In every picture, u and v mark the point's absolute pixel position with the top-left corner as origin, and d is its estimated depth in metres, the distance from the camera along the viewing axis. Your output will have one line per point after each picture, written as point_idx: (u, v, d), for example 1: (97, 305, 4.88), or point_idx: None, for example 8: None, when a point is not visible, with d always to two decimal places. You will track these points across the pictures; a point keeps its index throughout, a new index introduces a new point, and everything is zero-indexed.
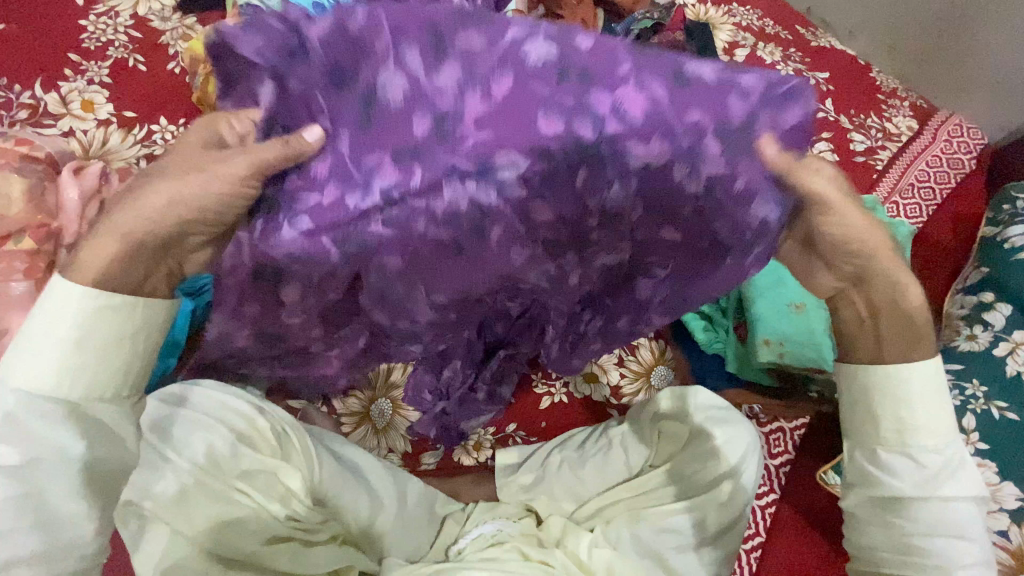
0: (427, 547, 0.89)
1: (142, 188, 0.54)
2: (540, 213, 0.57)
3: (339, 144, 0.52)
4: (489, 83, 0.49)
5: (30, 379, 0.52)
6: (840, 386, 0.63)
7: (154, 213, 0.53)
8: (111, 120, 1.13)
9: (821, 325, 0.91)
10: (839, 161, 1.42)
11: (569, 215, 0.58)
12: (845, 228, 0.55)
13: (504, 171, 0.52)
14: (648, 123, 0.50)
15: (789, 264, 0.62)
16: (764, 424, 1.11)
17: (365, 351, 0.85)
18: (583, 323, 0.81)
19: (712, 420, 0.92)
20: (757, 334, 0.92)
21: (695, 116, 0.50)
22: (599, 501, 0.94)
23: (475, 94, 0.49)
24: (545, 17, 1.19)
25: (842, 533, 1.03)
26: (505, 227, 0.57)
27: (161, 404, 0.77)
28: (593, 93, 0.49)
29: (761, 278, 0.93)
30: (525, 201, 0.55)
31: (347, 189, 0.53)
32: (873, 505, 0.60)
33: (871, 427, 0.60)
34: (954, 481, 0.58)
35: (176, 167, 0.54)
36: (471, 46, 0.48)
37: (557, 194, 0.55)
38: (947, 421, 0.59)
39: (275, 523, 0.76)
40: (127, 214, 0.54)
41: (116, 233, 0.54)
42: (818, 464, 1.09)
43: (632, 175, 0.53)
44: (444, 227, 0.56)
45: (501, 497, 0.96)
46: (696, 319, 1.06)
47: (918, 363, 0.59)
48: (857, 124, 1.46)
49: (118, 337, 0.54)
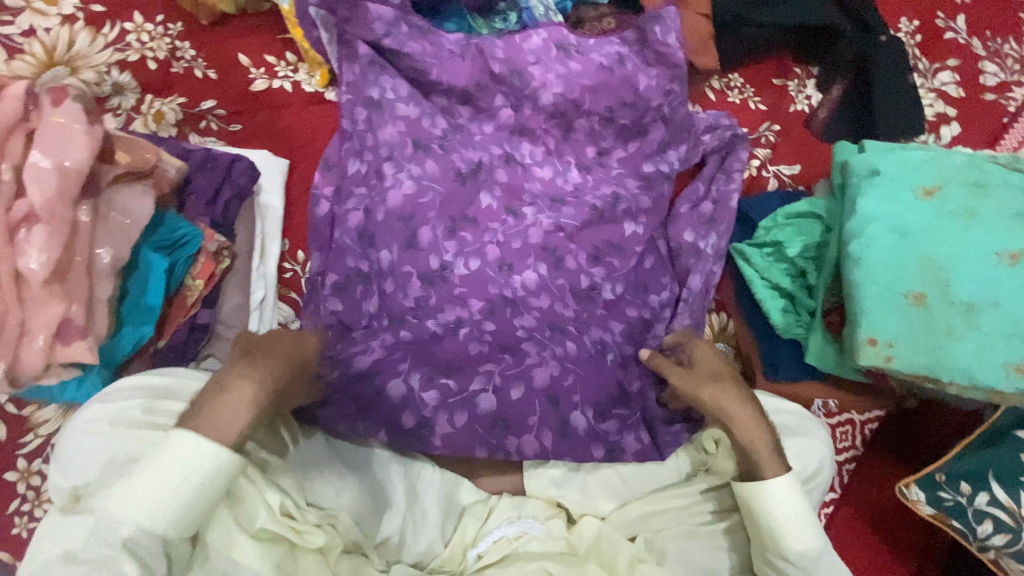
0: (444, 546, 0.78)
1: (240, 382, 0.60)
2: (485, 406, 0.79)
3: (410, 389, 0.78)
4: (452, 412, 0.78)
5: (174, 458, 0.53)
6: (683, 382, 0.77)
7: (269, 392, 0.61)
8: (78, 15, 0.92)
9: (946, 321, 0.73)
10: (965, 99, 1.15)
11: (504, 413, 0.80)
12: (711, 395, 0.75)
13: (513, 392, 0.80)
14: (557, 449, 0.80)
15: (677, 374, 0.78)
16: (832, 416, 0.96)
17: (351, 301, 0.82)
18: (560, 281, 0.87)
19: (783, 429, 0.79)
20: (859, 331, 0.74)
21: (569, 446, 0.80)
22: (642, 507, 0.79)
23: (483, 396, 0.79)
24: (706, 100, 1.06)
25: (907, 541, 0.91)
26: (467, 416, 0.79)
27: (131, 389, 0.64)
28: (509, 437, 0.79)
29: (871, 251, 0.76)
30: (472, 395, 0.79)
31: (407, 412, 0.77)
32: (759, 535, 0.69)
33: (684, 383, 0.77)
34: (798, 437, 0.78)
35: (267, 368, 0.62)
36: (450, 387, 0.79)
37: (510, 425, 0.79)
38: (802, 449, 0.77)
39: (268, 513, 0.64)
40: (274, 371, 0.62)
41: (256, 387, 0.60)
42: (890, 464, 0.94)
43: (546, 427, 0.80)
44: (460, 428, 0.78)
45: (529, 490, 0.82)
46: (774, 296, 0.88)
47: (718, 395, 0.75)
48: (992, 51, 1.17)
49: (181, 489, 0.53)
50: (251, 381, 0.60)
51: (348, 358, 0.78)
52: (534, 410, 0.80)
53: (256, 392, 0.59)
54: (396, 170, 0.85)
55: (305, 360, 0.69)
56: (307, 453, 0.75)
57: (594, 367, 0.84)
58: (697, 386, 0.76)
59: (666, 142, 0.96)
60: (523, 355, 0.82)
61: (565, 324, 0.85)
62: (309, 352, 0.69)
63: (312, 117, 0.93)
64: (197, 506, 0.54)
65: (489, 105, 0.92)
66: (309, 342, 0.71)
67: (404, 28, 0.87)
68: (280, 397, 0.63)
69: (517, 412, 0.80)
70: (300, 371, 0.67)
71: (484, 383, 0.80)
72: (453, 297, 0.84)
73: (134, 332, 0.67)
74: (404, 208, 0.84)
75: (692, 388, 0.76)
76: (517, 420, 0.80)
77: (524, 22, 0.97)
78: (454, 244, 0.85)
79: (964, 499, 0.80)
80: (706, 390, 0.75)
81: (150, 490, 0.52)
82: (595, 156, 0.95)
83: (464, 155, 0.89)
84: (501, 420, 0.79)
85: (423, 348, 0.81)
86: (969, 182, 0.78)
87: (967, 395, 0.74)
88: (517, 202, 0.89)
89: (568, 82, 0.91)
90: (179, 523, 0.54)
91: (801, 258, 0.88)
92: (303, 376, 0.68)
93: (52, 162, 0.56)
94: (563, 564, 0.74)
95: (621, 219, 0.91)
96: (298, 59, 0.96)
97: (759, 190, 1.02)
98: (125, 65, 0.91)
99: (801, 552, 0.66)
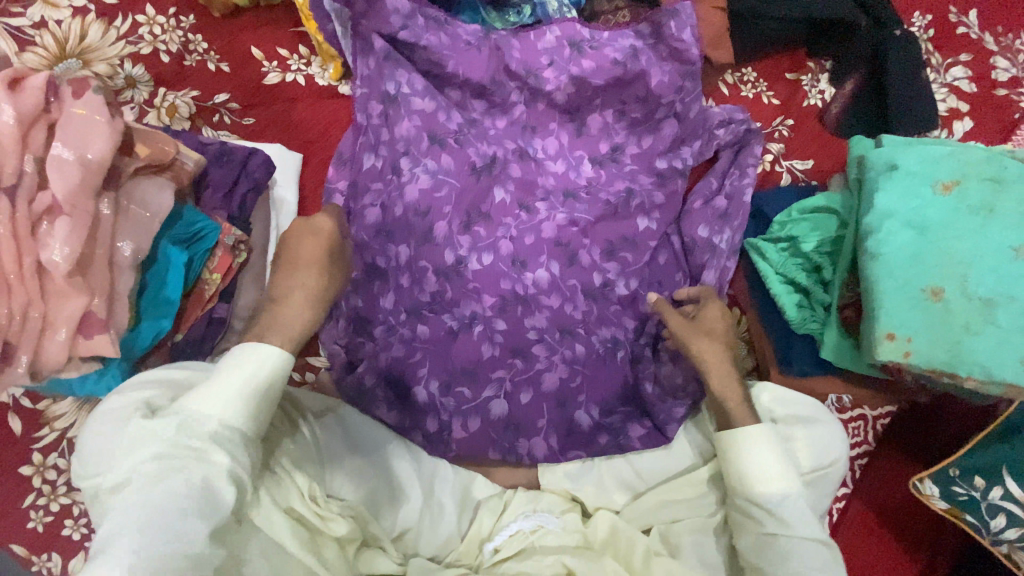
0: (461, 536, 0.77)
1: (287, 295, 0.63)
2: (496, 409, 0.83)
3: (432, 394, 0.82)
4: (465, 417, 0.82)
5: (238, 363, 0.57)
6: (681, 332, 0.79)
7: (316, 292, 0.64)
8: (89, 7, 0.91)
9: (965, 316, 0.73)
10: (977, 94, 1.14)
11: (513, 417, 0.83)
12: (704, 350, 0.77)
13: (522, 398, 0.84)
14: (565, 445, 0.83)
15: (676, 326, 0.79)
16: (844, 411, 0.97)
17: (368, 301, 0.84)
18: (573, 279, 0.88)
19: (794, 419, 0.77)
20: (877, 326, 0.74)
21: (577, 442, 0.84)
22: (655, 500, 0.78)
23: (497, 398, 0.83)
24: (718, 94, 1.06)
25: (922, 534, 0.91)
26: (481, 419, 0.83)
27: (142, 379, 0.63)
28: (521, 439, 0.83)
29: (888, 245, 0.76)
30: (484, 403, 0.83)
31: (431, 416, 0.82)
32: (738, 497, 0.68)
33: (682, 334, 0.78)
34: (810, 425, 0.77)
35: (304, 269, 0.64)
36: (465, 396, 0.83)
37: (518, 428, 0.83)
38: (814, 435, 0.76)
39: (298, 496, 0.65)
40: (312, 274, 0.64)
41: (304, 295, 0.63)
42: (903, 459, 0.94)
43: (551, 433, 0.83)
44: (472, 437, 0.82)
45: (544, 485, 0.83)
46: (789, 292, 0.88)
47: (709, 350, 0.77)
48: (1004, 46, 1.17)
49: (249, 390, 0.56)
50: (296, 288, 0.63)
51: (374, 355, 0.83)
52: (541, 414, 0.84)
53: (307, 299, 0.63)
54: (412, 165, 0.86)
55: (337, 237, 0.68)
56: (322, 442, 0.74)
57: (600, 366, 0.86)
58: (691, 339, 0.78)
59: (679, 139, 0.96)
60: (533, 360, 0.85)
61: (575, 324, 0.87)
62: (336, 228, 0.68)
63: (325, 111, 0.93)
64: (267, 404, 0.58)
65: (502, 99, 0.91)
66: (335, 218, 0.70)
67: (419, 20, 0.86)
68: (327, 289, 0.65)
69: (525, 418, 0.83)
70: (337, 256, 0.68)
71: (497, 390, 0.83)
72: (467, 292, 0.85)
73: (152, 325, 0.67)
74: (420, 203, 0.85)
75: (688, 342, 0.78)
76: (517, 424, 0.83)
77: (534, 17, 0.96)
78: (468, 239, 0.86)
79: (978, 494, 0.80)
80: (701, 345, 0.77)
81: (222, 391, 0.55)
82: (609, 151, 0.94)
83: (478, 150, 0.89)
84: (513, 428, 0.83)
85: (439, 348, 0.83)
86: (987, 177, 0.78)
87: (986, 391, 0.74)
88: (531, 198, 0.90)
89: (582, 77, 0.90)
90: (250, 424, 0.56)
91: (816, 253, 0.88)
92: (341, 259, 0.68)
93: (74, 154, 0.56)
94: (585, 559, 0.70)
95: (634, 214, 0.91)
96: (310, 52, 0.96)
97: (771, 185, 1.02)
98: (138, 57, 0.91)
99: (766, 495, 0.66)
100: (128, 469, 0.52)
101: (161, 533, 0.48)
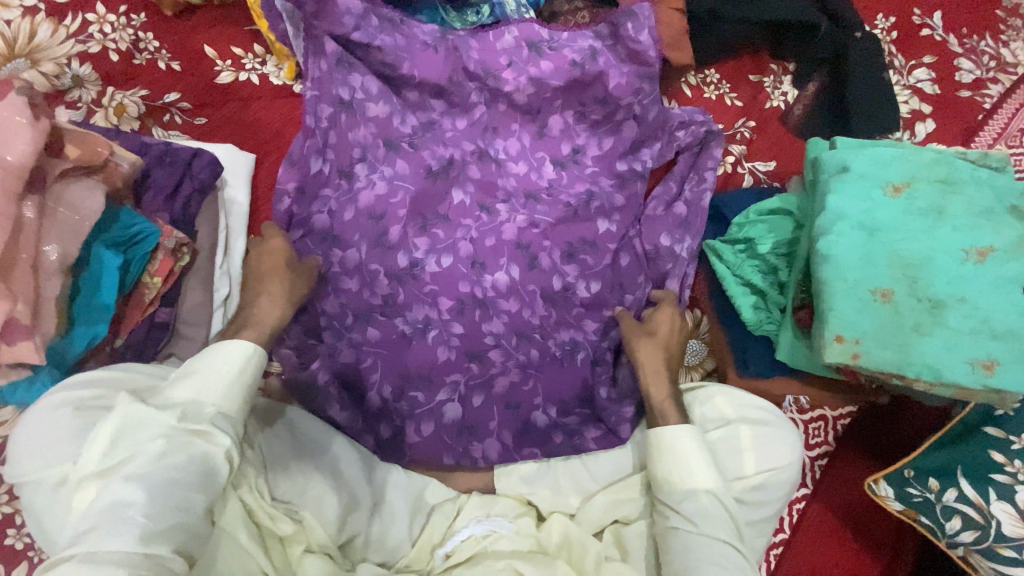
0: (411, 542, 0.77)
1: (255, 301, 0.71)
2: (450, 413, 0.82)
3: (383, 398, 0.82)
4: (420, 421, 0.82)
5: (220, 357, 0.63)
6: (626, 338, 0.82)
7: (282, 297, 0.72)
8: (38, 6, 0.89)
9: (916, 317, 0.73)
10: (940, 96, 1.15)
11: (467, 420, 0.83)
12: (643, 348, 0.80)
13: (475, 400, 0.83)
14: (521, 445, 0.83)
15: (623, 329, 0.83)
16: (805, 412, 0.97)
17: (322, 303, 0.83)
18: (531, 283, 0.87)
19: (749, 420, 0.77)
20: (828, 328, 0.74)
21: (533, 441, 0.83)
22: (610, 501, 0.77)
23: (450, 402, 0.83)
24: (681, 96, 1.06)
25: (878, 534, 0.92)
26: (433, 424, 0.82)
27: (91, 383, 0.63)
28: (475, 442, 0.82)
29: (841, 246, 0.76)
30: (439, 407, 0.82)
31: (383, 421, 0.82)
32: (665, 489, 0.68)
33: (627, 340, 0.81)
34: (766, 426, 0.77)
35: (268, 279, 0.73)
36: (418, 399, 0.82)
37: (473, 432, 0.82)
38: (766, 435, 0.76)
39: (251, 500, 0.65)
40: (275, 283, 0.73)
41: (273, 299, 0.71)
42: (859, 460, 0.95)
43: (506, 433, 0.83)
44: (427, 439, 0.81)
45: (499, 489, 0.82)
46: (745, 294, 0.88)
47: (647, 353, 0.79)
48: (967, 48, 1.18)
49: (230, 380, 0.62)
50: (261, 296, 0.71)
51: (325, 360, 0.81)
52: (492, 415, 0.83)
53: (274, 300, 0.71)
54: (368, 171, 0.86)
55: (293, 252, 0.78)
56: (269, 447, 0.73)
57: (558, 368, 0.85)
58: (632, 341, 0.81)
59: (639, 141, 0.96)
60: (489, 363, 0.84)
61: (532, 328, 0.86)
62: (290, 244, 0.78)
63: (280, 110, 0.92)
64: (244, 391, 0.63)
65: (461, 100, 0.90)
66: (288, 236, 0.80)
67: (373, 21, 0.86)
68: (291, 295, 0.74)
69: (480, 420, 0.83)
70: (297, 268, 0.77)
71: (451, 394, 0.83)
72: (422, 296, 0.84)
73: (88, 330, 0.66)
74: (375, 207, 0.84)
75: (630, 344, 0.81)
76: (472, 426, 0.83)
77: (495, 16, 0.95)
78: (424, 240, 0.85)
79: (933, 496, 0.80)
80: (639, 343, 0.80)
81: (209, 381, 0.61)
82: (571, 153, 0.94)
83: (434, 152, 0.88)
84: (467, 432, 0.82)
85: (393, 352, 0.83)
86: (937, 179, 0.78)
87: (937, 391, 0.74)
88: (491, 199, 0.89)
89: (541, 78, 0.90)
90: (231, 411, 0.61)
91: (773, 254, 0.88)
92: (301, 271, 0.78)
93: None
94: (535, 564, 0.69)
95: (594, 216, 0.91)
96: (265, 50, 0.94)
97: (733, 186, 1.02)
98: (86, 56, 0.89)
99: (693, 485, 0.67)
100: (126, 448, 0.56)
101: (167, 502, 0.54)
